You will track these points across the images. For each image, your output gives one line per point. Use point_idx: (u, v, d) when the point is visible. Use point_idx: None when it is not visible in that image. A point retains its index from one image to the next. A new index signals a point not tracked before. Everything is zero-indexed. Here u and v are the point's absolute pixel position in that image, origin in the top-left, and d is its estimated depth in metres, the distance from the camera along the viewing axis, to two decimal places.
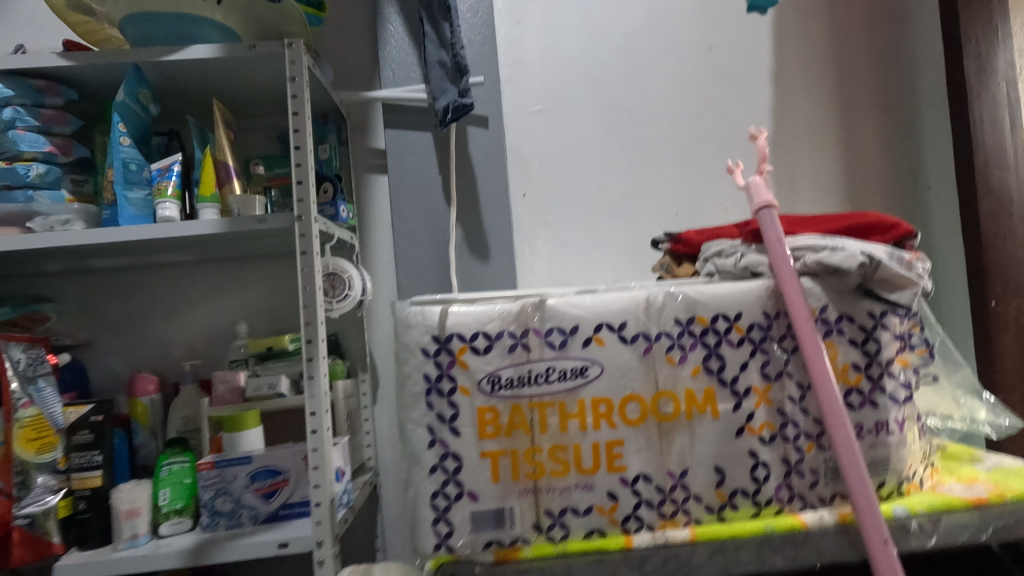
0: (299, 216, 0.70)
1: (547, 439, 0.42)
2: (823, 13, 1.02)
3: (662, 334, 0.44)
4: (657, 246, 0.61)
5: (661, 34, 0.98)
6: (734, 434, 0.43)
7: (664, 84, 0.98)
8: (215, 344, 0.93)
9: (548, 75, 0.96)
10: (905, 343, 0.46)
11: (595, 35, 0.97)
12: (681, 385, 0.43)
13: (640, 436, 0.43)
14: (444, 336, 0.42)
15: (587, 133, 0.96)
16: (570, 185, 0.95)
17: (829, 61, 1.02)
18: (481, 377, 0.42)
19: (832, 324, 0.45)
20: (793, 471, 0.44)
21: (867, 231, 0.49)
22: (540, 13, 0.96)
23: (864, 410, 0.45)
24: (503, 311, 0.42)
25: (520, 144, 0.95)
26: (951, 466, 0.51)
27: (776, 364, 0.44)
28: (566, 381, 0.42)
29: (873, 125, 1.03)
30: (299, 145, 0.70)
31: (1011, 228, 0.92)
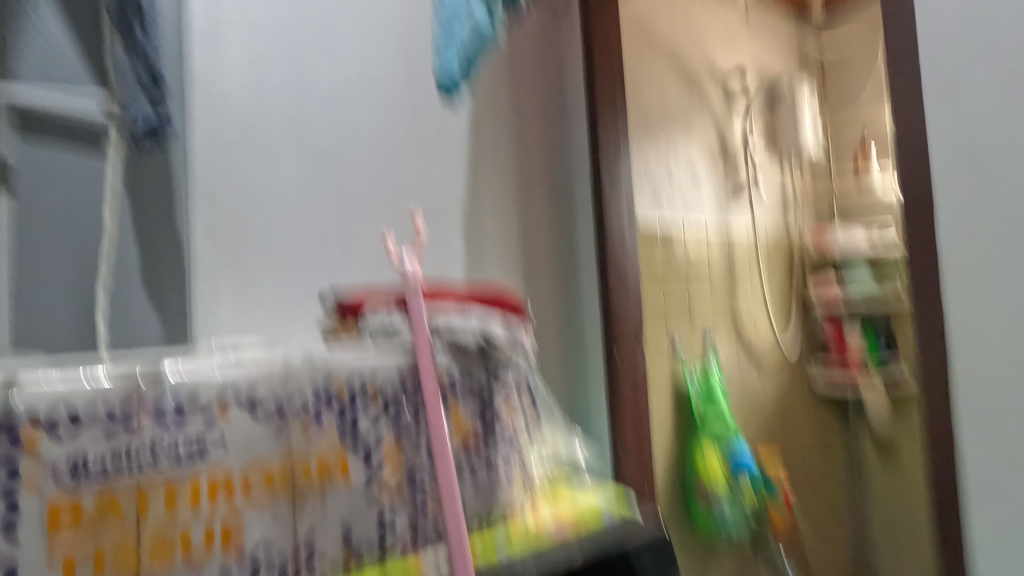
0: None
1: (150, 526, 0.39)
2: (508, 103, 1.20)
3: (296, 404, 0.45)
4: (325, 304, 0.63)
5: (367, 92, 1.02)
6: (362, 494, 0.47)
7: (368, 139, 1.01)
8: None
9: (246, 107, 0.90)
10: (509, 400, 0.58)
11: (303, 80, 0.96)
12: (314, 456, 0.45)
13: (263, 509, 0.43)
14: (8, 419, 0.35)
15: (290, 175, 0.93)
16: (266, 228, 0.90)
17: (512, 142, 1.20)
18: (60, 464, 0.37)
19: (454, 386, 0.53)
20: (417, 520, 0.49)
21: (493, 305, 0.59)
22: (242, 48, 0.91)
23: (477, 458, 0.54)
24: (100, 387, 0.38)
25: (205, 176, 0.86)
26: (553, 493, 0.63)
27: (405, 425, 0.50)
28: (178, 459, 0.40)
29: (543, 203, 1.23)
30: None
31: (626, 294, 1.21)
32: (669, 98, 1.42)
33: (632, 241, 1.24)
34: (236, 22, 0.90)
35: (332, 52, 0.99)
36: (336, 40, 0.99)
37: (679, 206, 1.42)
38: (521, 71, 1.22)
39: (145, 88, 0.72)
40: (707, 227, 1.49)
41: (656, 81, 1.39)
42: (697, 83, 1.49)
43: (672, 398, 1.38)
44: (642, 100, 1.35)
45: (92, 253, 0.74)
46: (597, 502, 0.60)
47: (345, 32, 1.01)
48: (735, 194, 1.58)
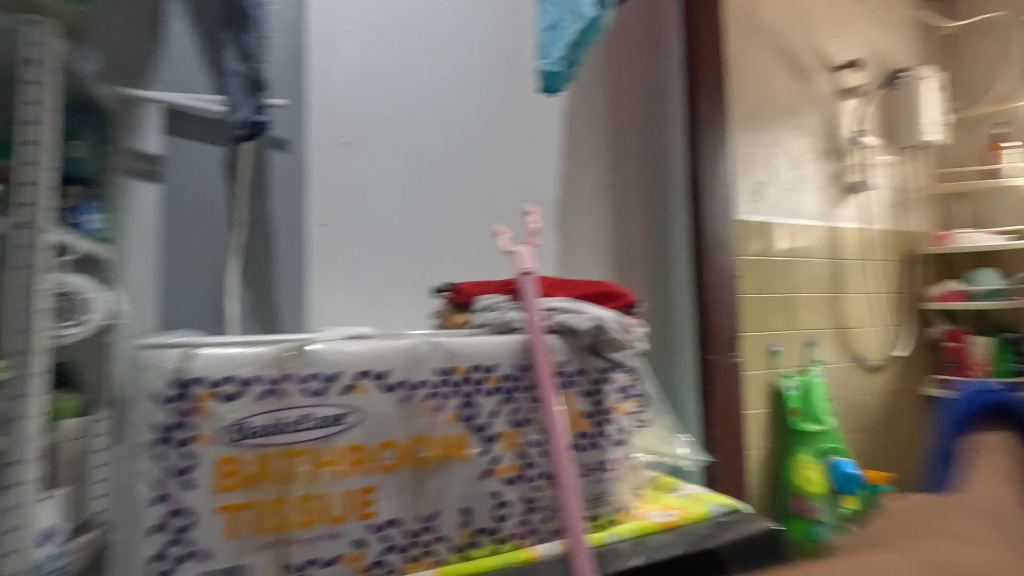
0: (23, 223, 0.58)
1: (296, 489, 0.41)
2: (604, 101, 1.19)
3: (423, 383, 0.46)
4: (439, 294, 0.65)
5: (468, 92, 1.05)
6: (481, 476, 0.47)
7: (467, 137, 1.04)
8: None
9: (358, 108, 0.96)
10: (624, 394, 0.55)
11: (409, 81, 1.00)
12: (437, 432, 0.46)
13: (393, 482, 0.44)
14: (185, 380, 0.39)
15: (395, 172, 0.98)
16: (373, 223, 0.95)
17: (607, 140, 1.18)
18: (226, 425, 0.39)
19: (569, 376, 0.52)
20: (531, 508, 0.49)
21: (604, 297, 0.59)
22: (354, 50, 0.96)
23: (591, 451, 0.52)
24: (258, 356, 0.41)
25: (320, 172, 0.92)
26: (657, 495, 0.62)
27: (523, 412, 0.50)
28: (322, 429, 0.42)
29: (636, 202, 1.21)
30: (35, 141, 0.59)
31: (724, 296, 1.17)
32: (773, 91, 1.35)
33: (730, 243, 1.19)
34: (349, 28, 0.96)
35: (436, 53, 1.02)
36: (439, 40, 1.03)
37: (780, 207, 1.35)
38: (618, 66, 1.21)
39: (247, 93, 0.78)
40: (811, 227, 1.40)
41: (759, 73, 1.33)
42: (804, 76, 1.41)
43: (767, 407, 1.31)
44: (743, 96, 1.30)
45: None
46: (709, 506, 0.59)
47: (449, 34, 1.04)
48: (843, 193, 1.47)
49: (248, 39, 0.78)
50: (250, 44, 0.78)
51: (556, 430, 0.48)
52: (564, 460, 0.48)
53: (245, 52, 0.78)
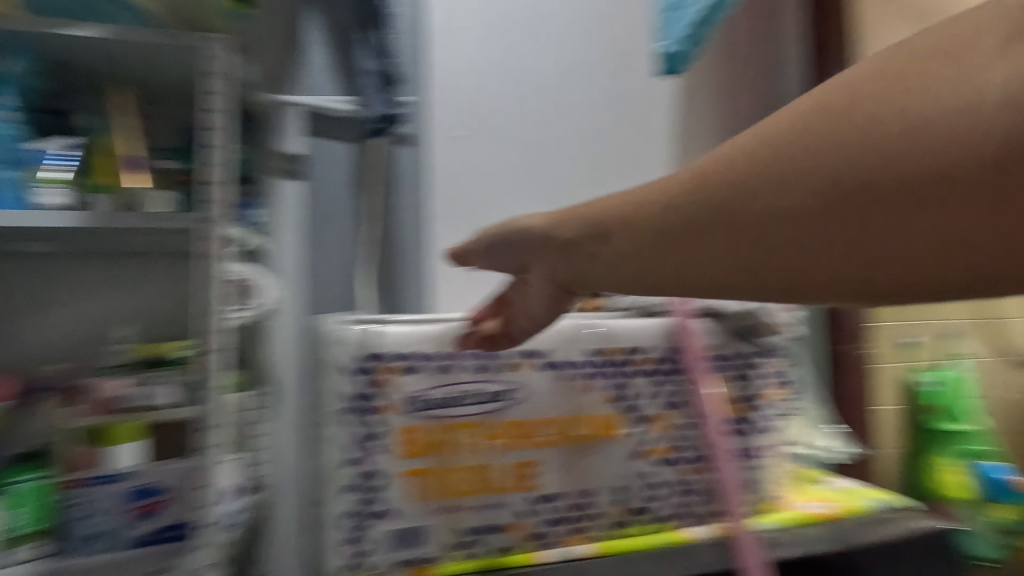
0: (211, 219, 0.66)
1: (470, 460, 0.46)
2: (718, 80, 1.14)
3: (574, 363, 0.49)
4: None
5: (580, 80, 1.05)
6: (634, 456, 0.50)
7: (580, 126, 1.04)
8: (91, 348, 0.82)
9: (475, 102, 0.99)
10: (779, 381, 0.54)
11: (522, 73, 1.01)
12: (590, 412, 0.49)
13: (555, 460, 0.48)
14: (373, 356, 0.44)
15: (511, 164, 1.00)
16: (491, 214, 0.98)
17: (721, 122, 1.14)
18: (407, 397, 0.45)
19: (724, 361, 0.53)
20: (690, 490, 0.52)
21: None
22: (470, 47, 0.99)
23: (741, 438, 0.53)
24: (430, 334, 0.46)
25: (442, 165, 0.96)
26: (808, 486, 0.62)
27: (674, 395, 0.51)
28: (487, 404, 0.47)
29: None
30: (219, 145, 0.66)
31: None
32: None
33: None
34: (464, 24, 0.99)
35: (548, 43, 1.03)
36: (550, 30, 1.03)
37: None
38: (732, 46, 1.16)
39: (383, 88, 0.81)
40: None
41: None
42: None
43: (898, 404, 1.21)
44: None
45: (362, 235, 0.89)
46: (870, 501, 0.58)
47: (561, 21, 1.04)
48: None
49: (383, 35, 0.82)
50: (388, 41, 0.82)
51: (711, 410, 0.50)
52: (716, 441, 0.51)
53: (380, 48, 0.82)
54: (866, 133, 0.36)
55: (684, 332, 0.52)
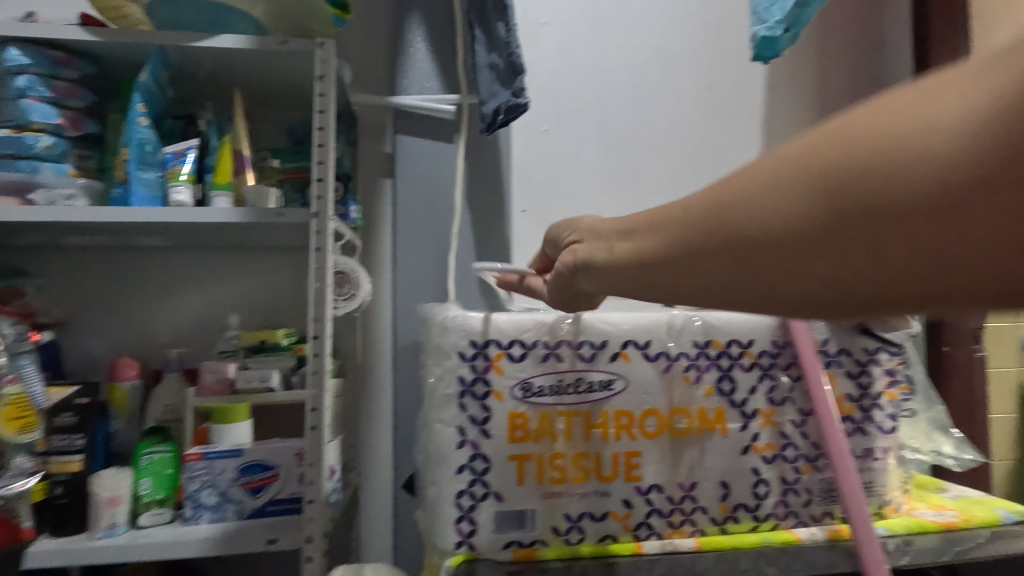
0: (316, 213, 0.70)
1: (572, 447, 0.47)
2: (812, 65, 1.09)
3: (681, 355, 0.48)
4: None
5: (665, 70, 1.03)
6: (740, 451, 0.48)
7: (663, 117, 1.02)
8: (205, 333, 0.90)
9: (559, 96, 0.99)
10: (893, 378, 0.52)
11: (607, 65, 1.01)
12: (696, 404, 0.48)
13: (656, 448, 0.48)
14: (483, 342, 0.45)
15: (592, 158, 1.00)
16: (573, 208, 0.99)
17: (815, 108, 1.08)
18: (514, 383, 0.46)
19: (831, 356, 0.51)
20: (791, 489, 0.49)
21: None
22: (553, 41, 0.99)
23: (855, 438, 0.51)
24: (540, 322, 0.47)
25: (523, 160, 0.98)
26: (922, 494, 0.59)
27: (781, 391, 0.50)
28: (595, 393, 0.47)
29: None
30: (323, 144, 0.70)
31: None
32: None
33: None
34: (549, 20, 0.99)
35: (633, 35, 1.02)
36: (635, 21, 1.02)
37: None
38: (826, 28, 1.10)
39: (505, 80, 0.83)
40: None
41: None
42: None
43: (1016, 411, 1.10)
44: None
45: (449, 228, 0.92)
46: (997, 511, 0.53)
47: (645, 11, 1.03)
48: None
49: (502, 27, 0.84)
50: (503, 34, 0.83)
51: (823, 409, 0.48)
52: (838, 443, 0.47)
53: (502, 40, 0.83)
54: (832, 158, 0.29)
55: (791, 325, 0.49)
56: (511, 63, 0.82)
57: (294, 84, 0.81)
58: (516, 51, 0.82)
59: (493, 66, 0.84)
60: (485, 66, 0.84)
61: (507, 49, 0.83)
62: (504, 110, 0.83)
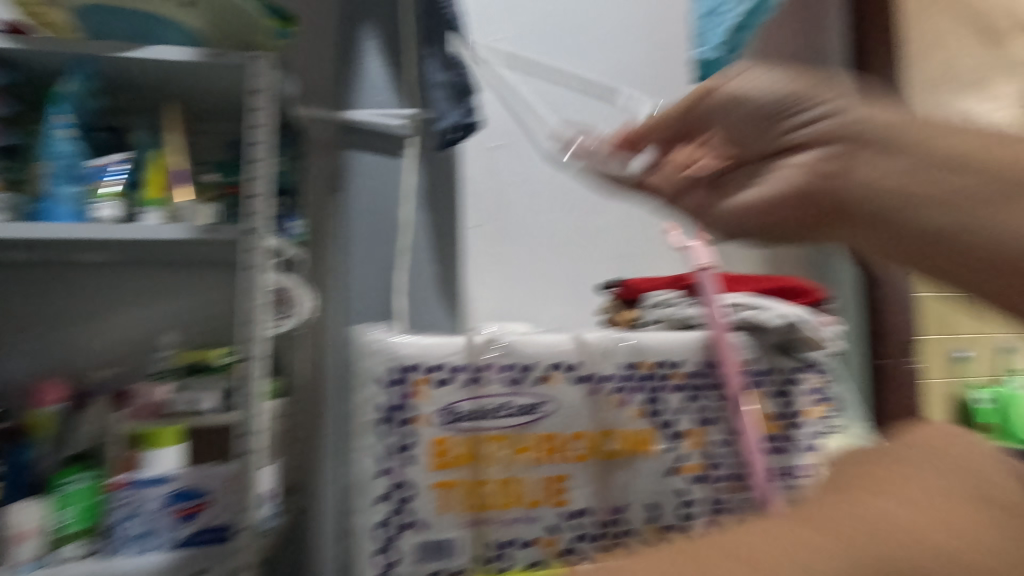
0: (252, 230, 0.68)
1: (500, 473, 0.47)
2: None
3: (606, 379, 0.50)
4: (607, 289, 0.67)
5: (615, 88, 1.04)
6: (665, 473, 0.50)
7: (613, 134, 1.03)
8: (139, 353, 0.86)
9: (510, 113, 0.99)
10: (818, 396, 0.54)
11: (558, 82, 1.02)
12: (622, 427, 0.50)
13: (584, 472, 0.49)
14: (404, 368, 0.46)
15: (543, 175, 1.00)
16: (520, 224, 0.99)
17: None
18: (438, 410, 0.46)
19: (760, 374, 0.53)
20: (721, 509, 0.51)
21: (787, 294, 0.58)
22: (505, 57, 1.00)
23: (781, 455, 0.53)
24: (460, 346, 0.47)
25: (472, 176, 0.98)
26: None
27: (709, 411, 0.51)
28: (522, 417, 0.48)
29: None
30: (258, 158, 0.68)
31: (898, 296, 1.05)
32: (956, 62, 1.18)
33: None
34: (501, 36, 1.00)
35: (584, 54, 1.03)
36: (586, 40, 1.03)
37: None
38: (769, 50, 1.13)
39: (453, 99, 0.83)
40: None
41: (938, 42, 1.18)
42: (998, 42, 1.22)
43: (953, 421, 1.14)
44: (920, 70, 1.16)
45: (396, 244, 0.91)
46: None
47: (596, 30, 1.04)
48: None
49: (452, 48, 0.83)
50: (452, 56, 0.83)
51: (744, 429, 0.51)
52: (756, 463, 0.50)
53: (452, 61, 0.82)
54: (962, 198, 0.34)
55: (718, 347, 0.52)
56: (457, 86, 0.82)
57: (231, 97, 0.79)
58: (460, 74, 0.83)
59: (445, 84, 0.82)
60: (437, 84, 0.83)
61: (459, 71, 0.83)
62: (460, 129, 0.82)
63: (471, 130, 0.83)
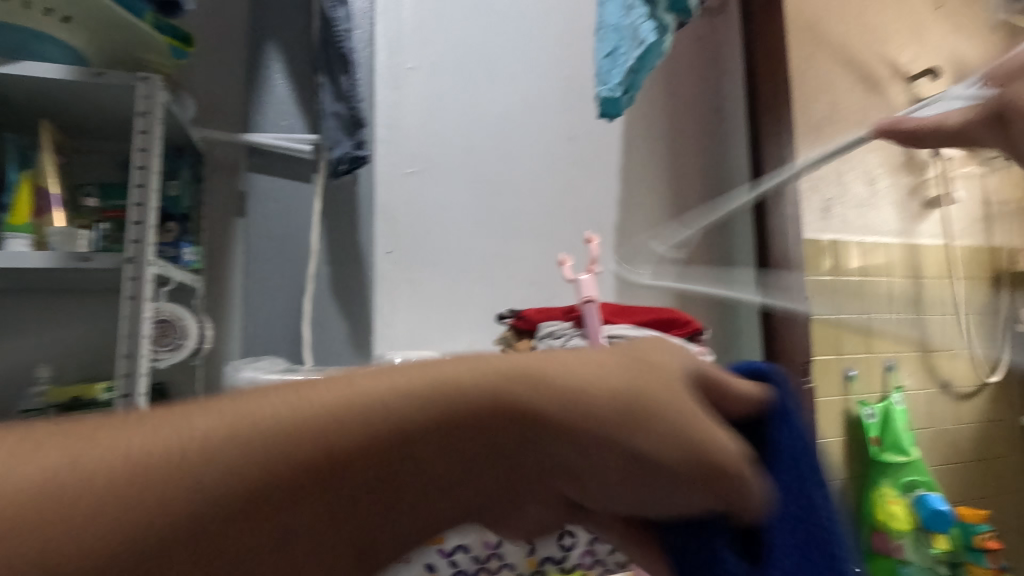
0: (132, 258, 0.64)
1: None
2: (663, 119, 1.18)
3: None
4: (501, 320, 0.67)
5: (529, 119, 1.07)
6: None
7: (527, 163, 1.06)
8: (8, 387, 0.78)
9: (424, 139, 1.00)
10: None
11: (474, 111, 1.03)
12: None
13: None
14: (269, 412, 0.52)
15: (459, 201, 1.00)
16: (437, 249, 0.98)
17: (667, 157, 1.17)
18: None
19: None
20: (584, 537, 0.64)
21: (667, 325, 0.63)
22: (420, 84, 1.01)
23: None
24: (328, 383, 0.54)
25: (389, 202, 0.96)
26: None
27: None
28: None
29: (697, 220, 1.17)
30: (142, 183, 0.65)
31: (793, 319, 1.12)
32: (842, 104, 1.30)
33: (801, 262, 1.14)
34: (417, 65, 1.01)
35: (499, 85, 1.06)
36: (501, 72, 1.06)
37: (855, 225, 1.29)
38: (676, 86, 1.20)
39: (348, 130, 0.83)
40: (888, 244, 1.33)
41: (827, 84, 1.28)
42: (876, 88, 1.35)
43: (844, 435, 1.23)
44: (812, 110, 1.26)
45: (304, 269, 0.89)
46: None
47: (511, 62, 1.07)
48: (923, 208, 1.39)
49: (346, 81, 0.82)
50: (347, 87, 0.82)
51: None
52: None
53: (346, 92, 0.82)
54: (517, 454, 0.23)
55: None
56: (353, 116, 0.82)
57: (119, 117, 0.75)
58: (358, 106, 0.82)
59: (335, 114, 0.83)
60: (329, 114, 0.83)
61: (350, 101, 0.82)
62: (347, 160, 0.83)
63: (361, 163, 0.83)
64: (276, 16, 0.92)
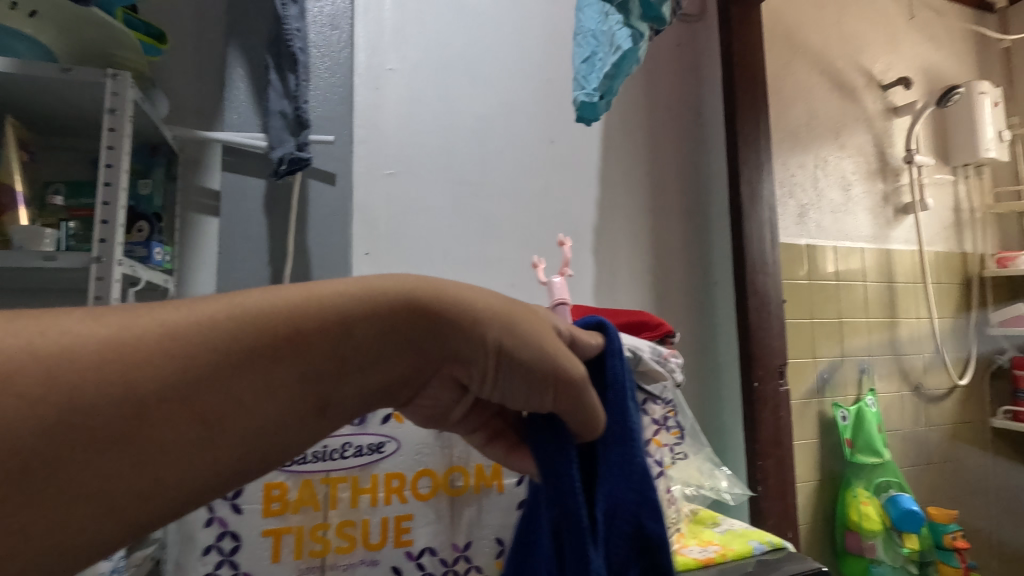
0: (98, 257, 0.63)
1: (338, 515, 0.59)
2: (642, 123, 1.19)
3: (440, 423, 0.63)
4: None
5: (508, 122, 1.07)
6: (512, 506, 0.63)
7: (506, 165, 1.06)
8: None
9: (402, 140, 0.99)
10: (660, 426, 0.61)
11: (452, 113, 1.04)
12: (471, 464, 0.63)
13: (428, 511, 0.61)
14: None
15: (436, 202, 1.01)
16: (413, 250, 0.98)
17: (646, 160, 1.18)
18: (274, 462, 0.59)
19: None
20: None
21: (641, 327, 0.63)
22: (399, 85, 1.00)
23: None
24: None
25: (367, 202, 0.96)
26: (696, 530, 0.67)
27: None
28: (363, 458, 0.60)
29: (676, 224, 1.19)
30: (110, 182, 0.64)
31: (770, 321, 1.13)
32: (819, 112, 1.32)
33: (777, 266, 1.16)
34: (396, 66, 1.00)
35: (478, 88, 1.06)
36: (480, 74, 1.06)
37: (830, 229, 1.32)
38: (655, 91, 1.21)
39: (293, 131, 0.82)
40: (862, 249, 1.36)
41: (804, 92, 1.31)
42: (852, 95, 1.38)
43: (818, 436, 1.25)
44: (788, 116, 1.28)
45: (279, 270, 0.89)
46: (750, 543, 0.63)
47: (490, 65, 1.07)
48: (897, 214, 1.42)
49: (292, 80, 0.82)
50: (292, 86, 0.82)
51: None
52: None
53: (290, 92, 0.82)
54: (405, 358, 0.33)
55: None
56: (297, 117, 0.81)
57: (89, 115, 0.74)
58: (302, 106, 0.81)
59: (282, 114, 0.82)
60: (275, 113, 0.82)
61: (296, 102, 0.82)
62: (287, 160, 0.80)
63: (303, 164, 0.81)
64: (252, 14, 0.91)
